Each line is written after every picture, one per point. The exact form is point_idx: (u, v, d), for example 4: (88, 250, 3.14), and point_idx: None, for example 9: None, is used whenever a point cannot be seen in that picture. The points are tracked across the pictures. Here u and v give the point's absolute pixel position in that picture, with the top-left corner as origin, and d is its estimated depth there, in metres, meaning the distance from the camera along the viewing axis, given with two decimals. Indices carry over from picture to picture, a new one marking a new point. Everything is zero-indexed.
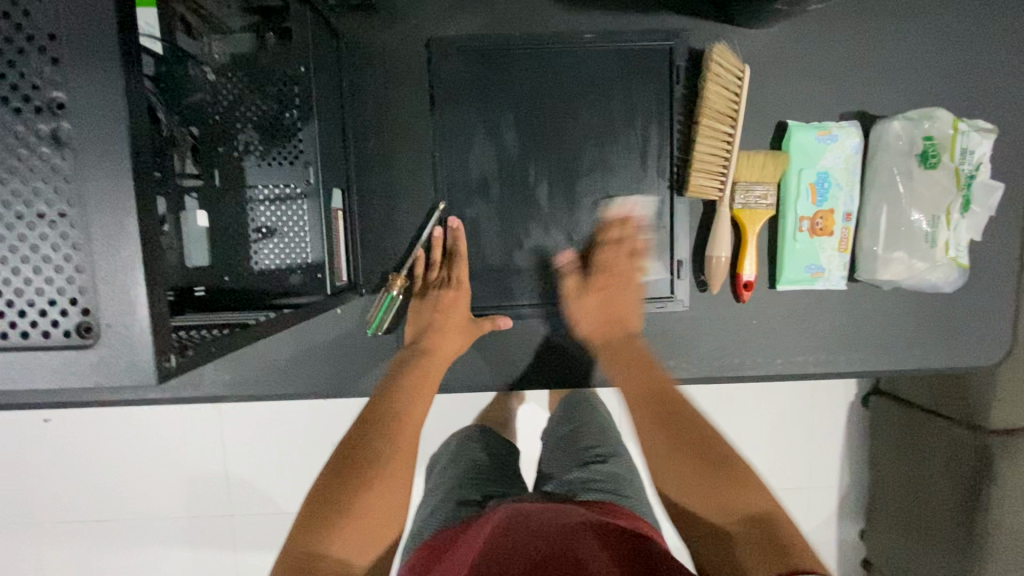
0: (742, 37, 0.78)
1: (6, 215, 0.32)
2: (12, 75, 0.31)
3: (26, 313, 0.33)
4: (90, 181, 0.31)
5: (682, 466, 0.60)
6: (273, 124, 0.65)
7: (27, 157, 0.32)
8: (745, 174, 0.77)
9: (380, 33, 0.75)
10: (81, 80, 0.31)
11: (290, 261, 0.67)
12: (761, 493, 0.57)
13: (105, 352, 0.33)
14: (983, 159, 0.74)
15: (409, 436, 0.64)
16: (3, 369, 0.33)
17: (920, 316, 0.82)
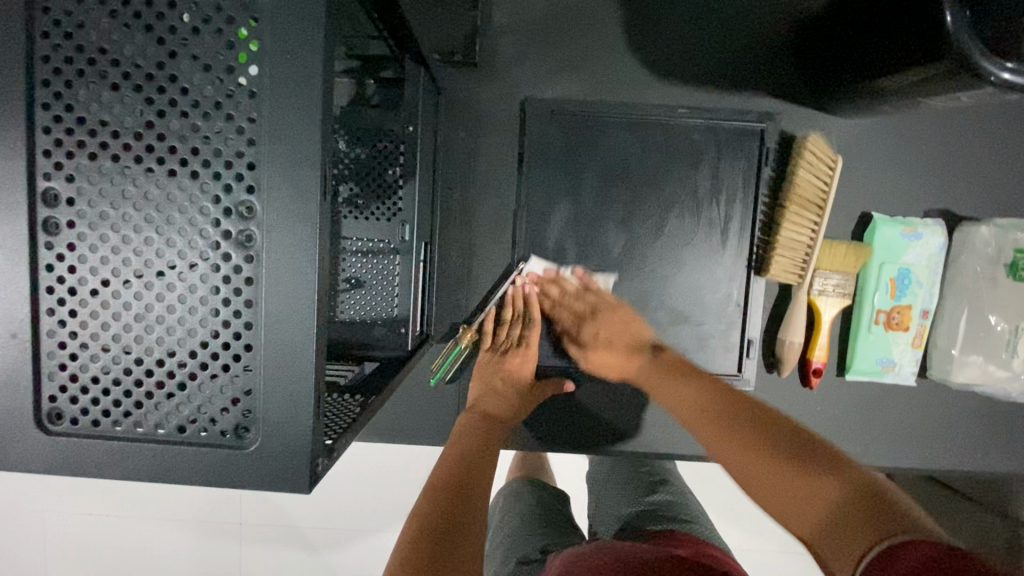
0: (835, 126, 0.78)
1: (180, 308, 0.32)
2: (201, 168, 0.32)
3: (186, 405, 0.33)
4: (273, 285, 0.32)
5: (753, 463, 0.58)
6: (375, 180, 0.64)
7: (208, 254, 0.32)
8: (826, 262, 0.77)
9: (477, 89, 0.76)
10: (274, 184, 0.31)
11: (374, 314, 0.65)
12: (824, 476, 0.53)
13: (261, 454, 0.32)
14: None
15: (467, 515, 0.57)
16: (151, 460, 0.33)
17: (988, 419, 0.81)
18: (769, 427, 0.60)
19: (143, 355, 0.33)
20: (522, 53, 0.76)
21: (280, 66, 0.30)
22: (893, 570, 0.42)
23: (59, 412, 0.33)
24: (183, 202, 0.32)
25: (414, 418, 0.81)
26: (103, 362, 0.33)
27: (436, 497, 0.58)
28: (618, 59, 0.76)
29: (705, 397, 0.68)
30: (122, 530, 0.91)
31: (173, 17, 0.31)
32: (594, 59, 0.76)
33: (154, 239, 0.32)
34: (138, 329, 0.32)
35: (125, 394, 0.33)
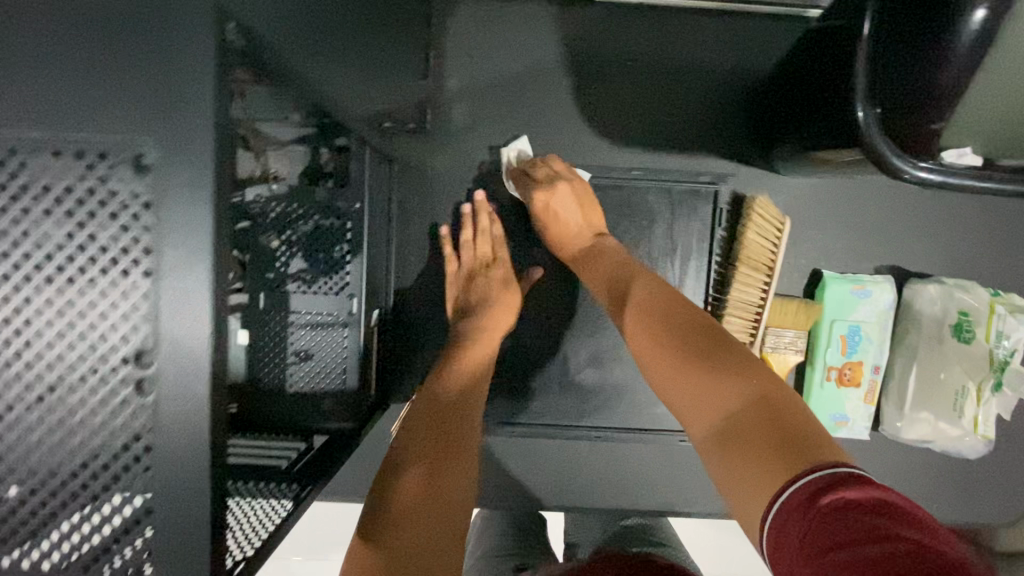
0: (784, 186, 0.79)
1: (84, 450, 0.33)
2: (97, 314, 0.32)
3: (88, 544, 0.33)
4: (171, 430, 0.32)
5: (669, 350, 0.52)
6: (321, 256, 0.65)
7: (106, 398, 0.33)
8: (777, 320, 0.78)
9: (431, 154, 0.77)
10: (171, 334, 0.32)
11: (323, 386, 0.66)
12: (756, 374, 0.47)
13: None
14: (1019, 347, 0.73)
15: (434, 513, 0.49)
16: None
17: (942, 472, 0.82)
18: (713, 353, 0.50)
19: (50, 495, 0.33)
20: (475, 118, 0.77)
21: (173, 219, 0.31)
22: (784, 530, 0.36)
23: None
24: (82, 345, 0.32)
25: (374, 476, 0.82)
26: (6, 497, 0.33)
27: (414, 470, 0.51)
28: (569, 122, 0.77)
29: (660, 301, 0.56)
30: None
31: (70, 176, 0.31)
32: (545, 123, 0.77)
33: (55, 381, 0.33)
34: (43, 470, 0.33)
35: (30, 527, 0.34)
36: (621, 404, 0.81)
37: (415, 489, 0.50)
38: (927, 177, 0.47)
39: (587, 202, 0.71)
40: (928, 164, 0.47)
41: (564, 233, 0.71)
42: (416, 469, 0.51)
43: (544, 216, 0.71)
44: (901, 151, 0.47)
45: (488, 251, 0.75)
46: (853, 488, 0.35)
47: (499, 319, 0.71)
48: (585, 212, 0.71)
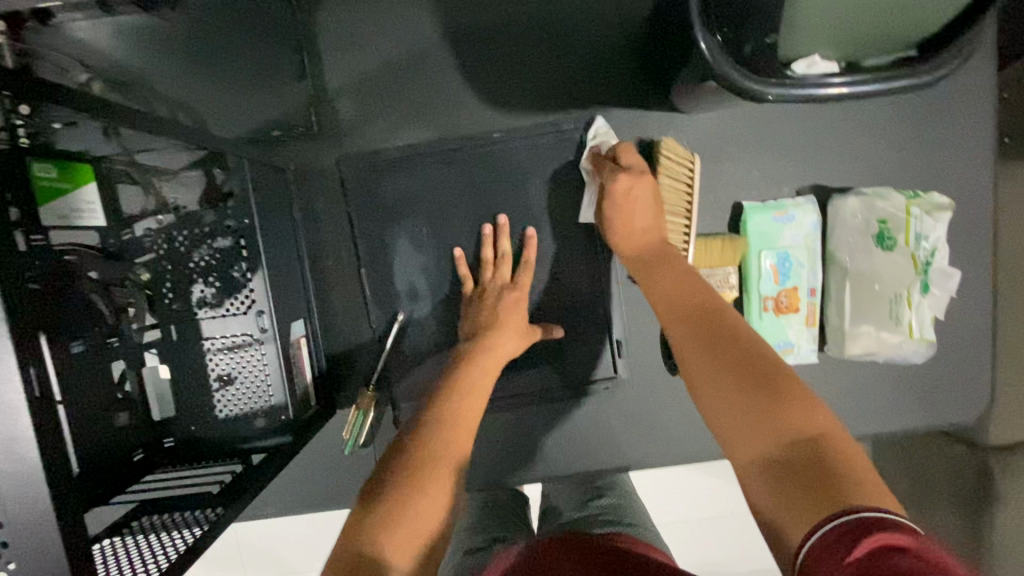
0: (689, 123, 0.77)
1: None
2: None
3: None
4: (6, 481, 0.37)
5: (719, 366, 0.47)
6: (223, 276, 0.65)
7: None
8: (704, 261, 0.77)
9: (327, 155, 0.76)
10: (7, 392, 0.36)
11: (252, 406, 0.66)
12: (815, 408, 0.42)
13: None
14: (937, 243, 0.73)
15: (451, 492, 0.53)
16: None
17: (897, 379, 0.82)
18: (771, 373, 0.45)
19: None
20: (363, 113, 0.76)
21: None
22: (818, 564, 0.33)
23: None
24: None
25: (335, 483, 0.82)
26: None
27: (405, 527, 0.48)
28: (459, 99, 0.76)
29: (709, 317, 0.52)
30: None
31: None
32: (436, 104, 0.76)
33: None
34: None
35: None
36: (565, 371, 0.81)
37: (430, 513, 0.50)
38: (841, 92, 0.49)
39: (660, 208, 0.69)
40: (835, 81, 0.48)
41: (628, 231, 0.67)
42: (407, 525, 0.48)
43: (614, 209, 0.69)
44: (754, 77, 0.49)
45: (509, 276, 0.77)
46: (901, 533, 0.32)
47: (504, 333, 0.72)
48: (656, 217, 0.67)
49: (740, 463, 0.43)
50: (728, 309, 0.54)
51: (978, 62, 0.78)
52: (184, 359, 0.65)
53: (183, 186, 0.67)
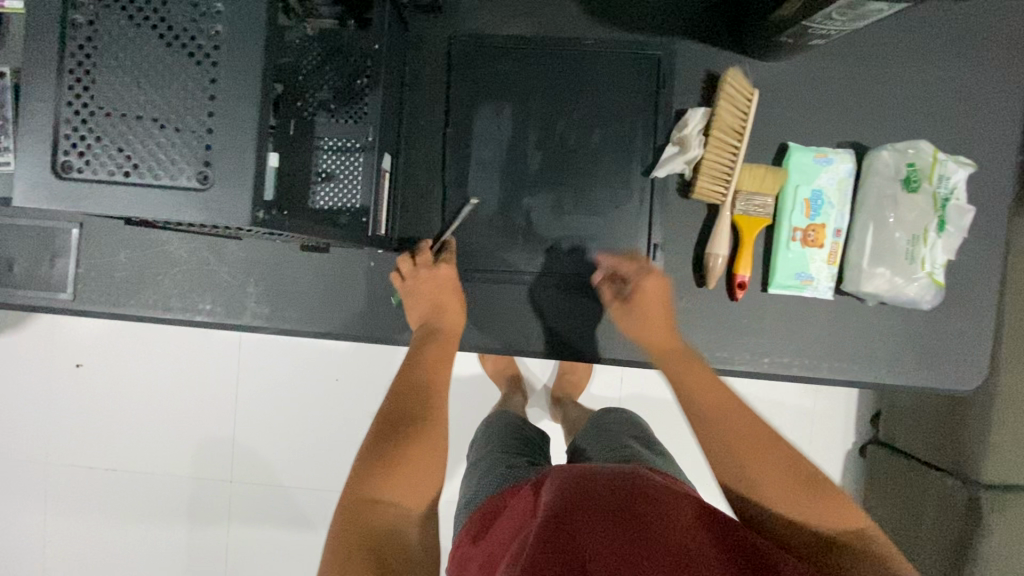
0: (753, 65, 0.87)
1: (166, 111, 0.45)
2: (143, 21, 0.45)
3: (150, 171, 0.45)
4: (231, 66, 0.44)
5: (776, 477, 0.66)
6: (346, 88, 0.78)
7: (161, 74, 0.45)
8: (747, 185, 0.86)
9: (440, 30, 0.89)
10: (236, 23, 0.44)
11: (341, 203, 0.78)
12: (844, 506, 0.64)
13: (216, 192, 0.44)
14: (957, 186, 0.82)
15: (416, 450, 0.68)
16: (133, 204, 0.45)
17: (899, 334, 0.89)
18: (808, 475, 0.67)
19: (128, 147, 0.45)
20: (480, 4, 0.89)
21: None
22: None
23: (177, 185, 0.45)
24: (140, 52, 0.45)
25: (380, 318, 0.90)
26: (114, 163, 0.45)
27: (396, 480, 0.65)
28: (561, 10, 0.89)
29: (761, 440, 0.69)
30: (264, 378, 1.60)
31: None
32: (543, 8, 0.89)
33: (114, 96, 0.45)
34: (106, 119, 0.45)
35: (146, 174, 0.45)
36: (603, 262, 0.89)
37: (397, 491, 0.65)
38: None
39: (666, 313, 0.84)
40: None
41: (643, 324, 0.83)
42: (394, 477, 0.65)
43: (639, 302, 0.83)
44: None
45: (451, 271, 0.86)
46: None
47: (451, 322, 0.84)
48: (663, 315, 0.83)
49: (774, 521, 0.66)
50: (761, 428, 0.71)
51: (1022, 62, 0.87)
52: (293, 151, 0.72)
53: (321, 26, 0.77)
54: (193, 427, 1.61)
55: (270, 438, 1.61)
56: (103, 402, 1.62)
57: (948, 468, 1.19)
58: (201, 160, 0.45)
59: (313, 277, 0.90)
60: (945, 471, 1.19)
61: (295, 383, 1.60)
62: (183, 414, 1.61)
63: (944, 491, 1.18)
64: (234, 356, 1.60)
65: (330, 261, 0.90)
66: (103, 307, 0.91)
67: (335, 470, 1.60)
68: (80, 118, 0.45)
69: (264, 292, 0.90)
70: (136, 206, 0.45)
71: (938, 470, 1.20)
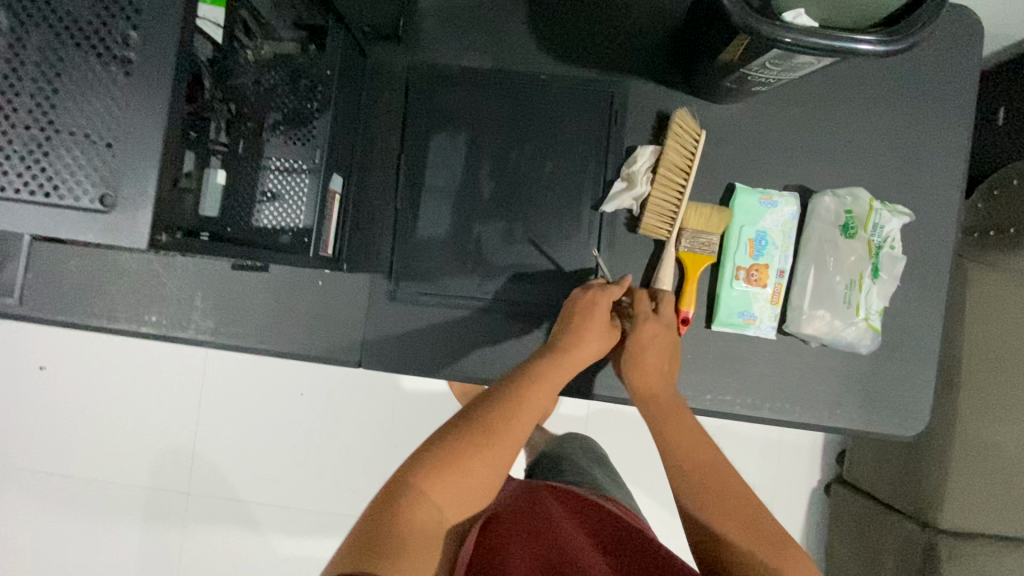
0: (703, 106, 0.89)
1: (75, 132, 0.46)
2: (61, 44, 0.46)
3: (53, 190, 0.45)
4: (139, 89, 0.45)
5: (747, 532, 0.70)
6: (297, 111, 0.79)
7: (74, 96, 0.46)
8: (692, 223, 0.86)
9: (400, 59, 0.91)
10: (149, 49, 0.45)
11: (284, 223, 0.79)
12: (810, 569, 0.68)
13: (115, 215, 0.45)
14: (892, 236, 0.84)
15: (479, 464, 0.65)
16: (34, 222, 0.45)
17: (843, 376, 0.89)
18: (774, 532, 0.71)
19: (36, 167, 0.46)
20: (440, 34, 0.91)
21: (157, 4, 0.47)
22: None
23: (77, 206, 0.45)
24: (58, 74, 0.46)
25: (326, 337, 0.91)
26: (22, 180, 0.45)
27: (437, 488, 0.63)
28: (518, 44, 0.91)
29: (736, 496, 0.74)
30: (226, 388, 1.59)
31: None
32: (502, 42, 0.91)
33: (30, 116, 0.46)
34: (17, 137, 0.46)
35: (53, 191, 0.45)
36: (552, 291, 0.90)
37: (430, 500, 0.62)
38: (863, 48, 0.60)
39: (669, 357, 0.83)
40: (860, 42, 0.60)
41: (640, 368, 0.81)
42: (448, 482, 0.63)
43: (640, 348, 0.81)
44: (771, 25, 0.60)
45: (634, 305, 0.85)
46: None
47: (591, 345, 0.79)
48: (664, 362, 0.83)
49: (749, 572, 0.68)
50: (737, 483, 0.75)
51: (967, 114, 0.89)
52: (239, 171, 0.76)
53: (279, 51, 0.79)
54: (151, 435, 1.59)
55: (229, 450, 1.59)
56: (64, 409, 1.61)
57: (906, 513, 1.17)
58: (102, 182, 0.45)
59: (261, 293, 0.90)
60: (903, 515, 1.18)
61: (257, 395, 1.59)
62: (141, 421, 1.60)
63: (901, 535, 1.17)
64: (199, 367, 1.59)
65: (281, 278, 0.90)
66: (49, 313, 0.91)
67: (293, 486, 1.58)
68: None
69: (212, 306, 0.90)
70: (38, 224, 0.45)
71: (896, 514, 1.19)
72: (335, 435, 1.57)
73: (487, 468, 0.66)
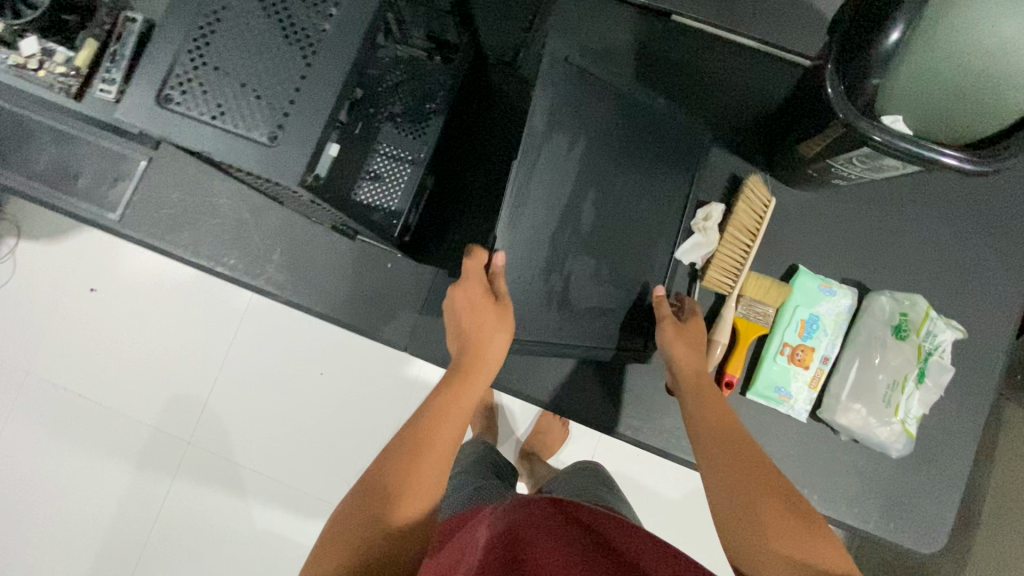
0: (779, 189, 0.95)
1: (265, 79, 0.55)
2: (260, 16, 0.56)
3: (232, 119, 0.54)
4: (328, 61, 0.55)
5: (759, 494, 0.67)
6: (416, 109, 0.88)
7: (273, 55, 0.55)
8: (751, 291, 0.90)
9: (511, 89, 1.03)
10: (342, 31, 0.55)
11: (380, 203, 0.85)
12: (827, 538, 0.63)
13: (278, 151, 0.53)
14: (943, 345, 0.86)
15: (444, 428, 0.70)
16: (210, 140, 0.54)
17: (868, 476, 0.89)
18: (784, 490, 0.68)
19: (224, 97, 0.55)
20: None
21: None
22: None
23: (248, 137, 0.54)
24: (252, 38, 0.56)
25: (381, 317, 0.96)
26: (209, 107, 0.55)
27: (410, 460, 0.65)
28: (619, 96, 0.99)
29: (752, 461, 0.71)
30: (254, 350, 1.64)
31: None
32: None
33: (232, 63, 0.55)
34: (217, 72, 0.55)
35: (231, 121, 0.54)
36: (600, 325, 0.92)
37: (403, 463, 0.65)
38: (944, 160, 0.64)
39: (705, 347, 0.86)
40: (944, 153, 0.64)
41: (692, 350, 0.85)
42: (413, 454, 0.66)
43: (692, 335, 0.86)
44: (868, 121, 0.65)
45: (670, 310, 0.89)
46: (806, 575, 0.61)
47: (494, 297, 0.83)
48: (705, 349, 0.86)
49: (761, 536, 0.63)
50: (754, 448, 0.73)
51: None
52: (353, 148, 0.78)
53: (409, 55, 0.88)
54: (172, 377, 1.64)
55: (240, 410, 1.62)
56: (101, 332, 1.68)
57: None
58: (275, 123, 0.54)
59: (333, 263, 0.96)
60: None
61: (281, 364, 1.63)
62: (166, 362, 1.65)
63: None
64: (236, 323, 1.66)
65: (353, 253, 0.96)
66: (141, 236, 0.99)
67: (291, 460, 1.60)
68: (189, 68, 0.55)
69: (284, 264, 0.97)
70: (211, 143, 0.54)
71: None
72: (344, 421, 1.61)
73: (448, 428, 0.71)
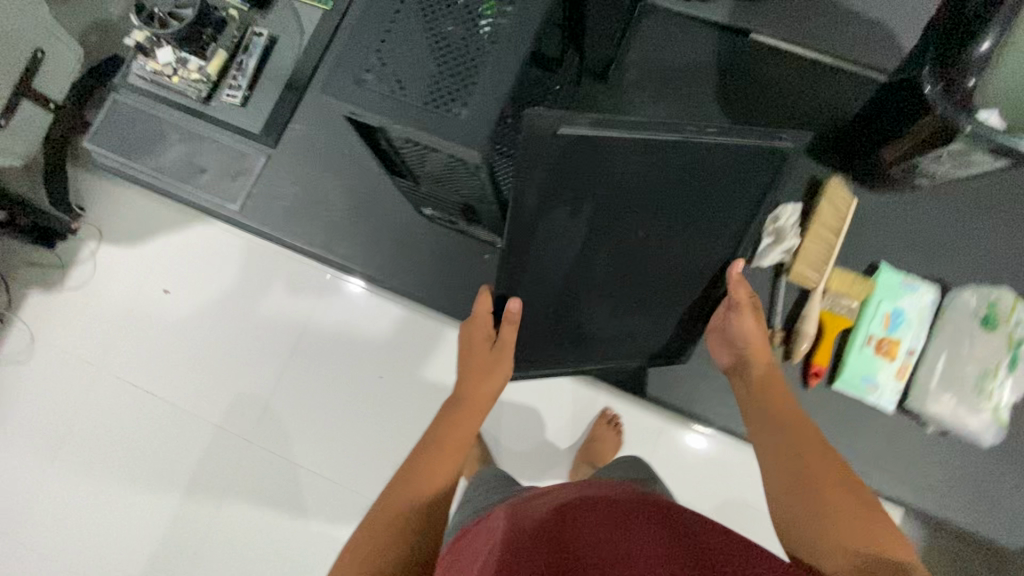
0: (860, 191, 1.00)
1: (446, 68, 0.63)
2: (425, 23, 0.65)
3: (421, 99, 0.63)
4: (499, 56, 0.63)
5: (803, 490, 0.62)
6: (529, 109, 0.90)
7: (449, 49, 0.64)
8: (836, 284, 0.94)
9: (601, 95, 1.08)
10: (511, 31, 0.63)
11: None
12: (892, 537, 0.56)
13: (467, 123, 0.61)
14: None
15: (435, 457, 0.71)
16: (403, 117, 0.62)
17: (954, 467, 0.92)
18: (841, 488, 0.61)
19: (411, 83, 0.63)
20: (641, 80, 1.07)
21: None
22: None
23: (437, 114, 0.62)
24: (421, 40, 0.65)
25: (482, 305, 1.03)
26: (398, 92, 0.63)
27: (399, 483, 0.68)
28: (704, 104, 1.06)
29: (799, 455, 0.66)
30: None
31: None
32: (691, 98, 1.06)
33: (413, 58, 0.64)
34: (403, 64, 0.64)
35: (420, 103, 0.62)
36: None
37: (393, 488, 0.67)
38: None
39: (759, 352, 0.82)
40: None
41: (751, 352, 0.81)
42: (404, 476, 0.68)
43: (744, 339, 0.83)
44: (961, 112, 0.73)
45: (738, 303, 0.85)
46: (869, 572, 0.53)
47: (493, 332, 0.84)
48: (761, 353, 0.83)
49: (806, 532, 0.58)
50: (810, 447, 0.67)
51: None
52: None
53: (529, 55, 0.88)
54: None
55: None
56: None
57: None
58: (462, 101, 0.62)
59: (437, 254, 1.04)
60: None
61: None
62: None
63: None
64: None
65: (455, 244, 1.04)
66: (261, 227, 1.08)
67: None
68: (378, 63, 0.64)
69: (392, 253, 1.04)
70: (404, 119, 0.62)
71: None
72: None
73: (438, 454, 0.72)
